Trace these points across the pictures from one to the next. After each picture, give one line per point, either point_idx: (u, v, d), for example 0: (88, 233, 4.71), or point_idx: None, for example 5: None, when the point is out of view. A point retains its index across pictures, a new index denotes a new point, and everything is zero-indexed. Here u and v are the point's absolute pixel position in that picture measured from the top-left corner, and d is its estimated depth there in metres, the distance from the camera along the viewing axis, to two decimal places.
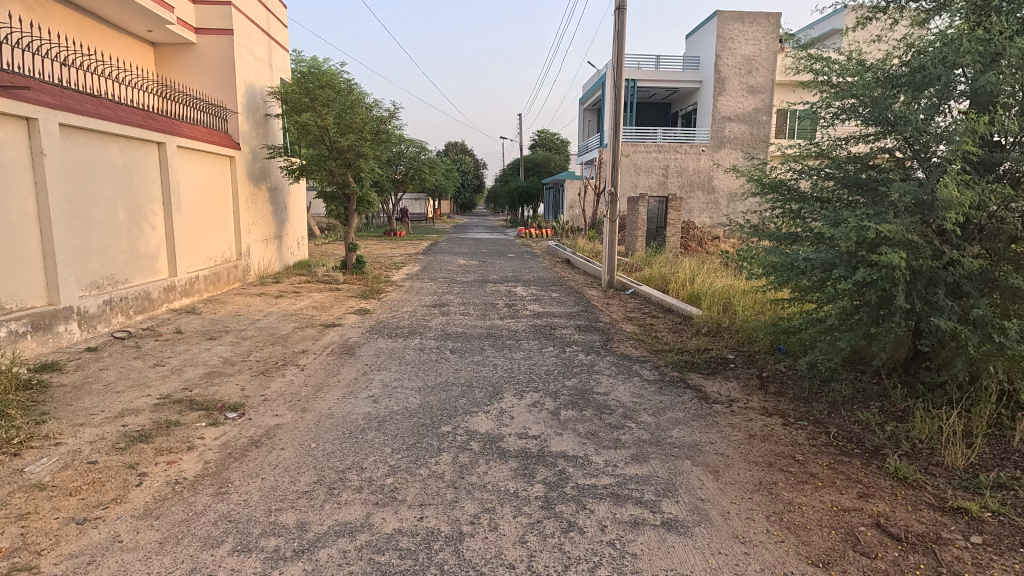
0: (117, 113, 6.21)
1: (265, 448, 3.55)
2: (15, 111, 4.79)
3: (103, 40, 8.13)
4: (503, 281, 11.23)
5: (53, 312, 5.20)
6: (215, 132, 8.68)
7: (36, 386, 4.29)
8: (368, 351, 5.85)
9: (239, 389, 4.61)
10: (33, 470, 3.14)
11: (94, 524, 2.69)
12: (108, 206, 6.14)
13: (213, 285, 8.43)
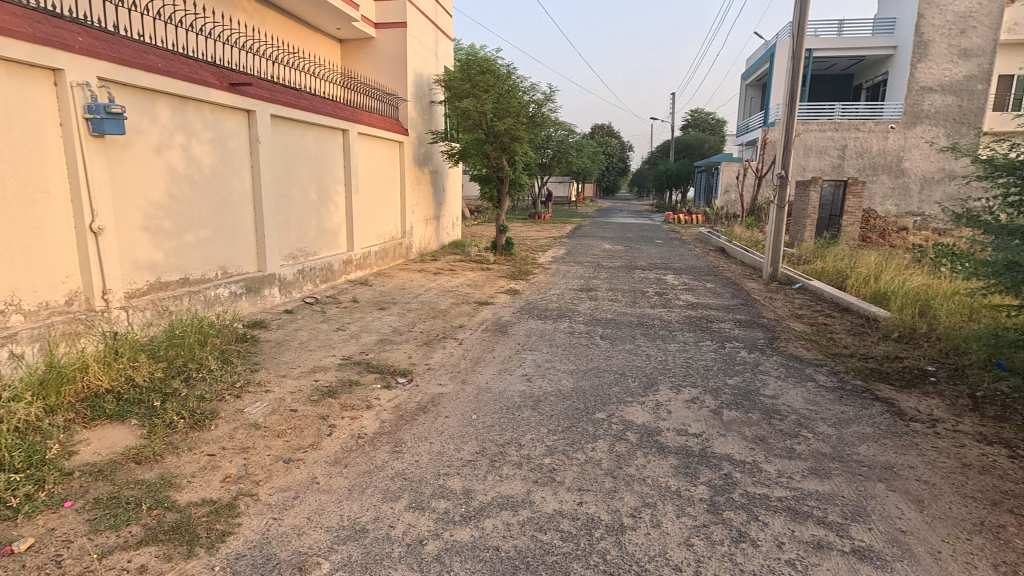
0: (313, 104, 6.99)
1: (431, 414, 3.80)
2: (239, 105, 5.60)
3: (303, 40, 9.15)
4: (652, 268, 10.82)
5: (261, 278, 6.08)
6: (388, 119, 9.42)
7: (249, 340, 5.06)
8: (520, 331, 5.99)
9: (407, 356, 5.00)
10: (251, 411, 3.71)
11: (297, 464, 3.09)
12: (304, 187, 6.97)
13: (381, 260, 9.26)
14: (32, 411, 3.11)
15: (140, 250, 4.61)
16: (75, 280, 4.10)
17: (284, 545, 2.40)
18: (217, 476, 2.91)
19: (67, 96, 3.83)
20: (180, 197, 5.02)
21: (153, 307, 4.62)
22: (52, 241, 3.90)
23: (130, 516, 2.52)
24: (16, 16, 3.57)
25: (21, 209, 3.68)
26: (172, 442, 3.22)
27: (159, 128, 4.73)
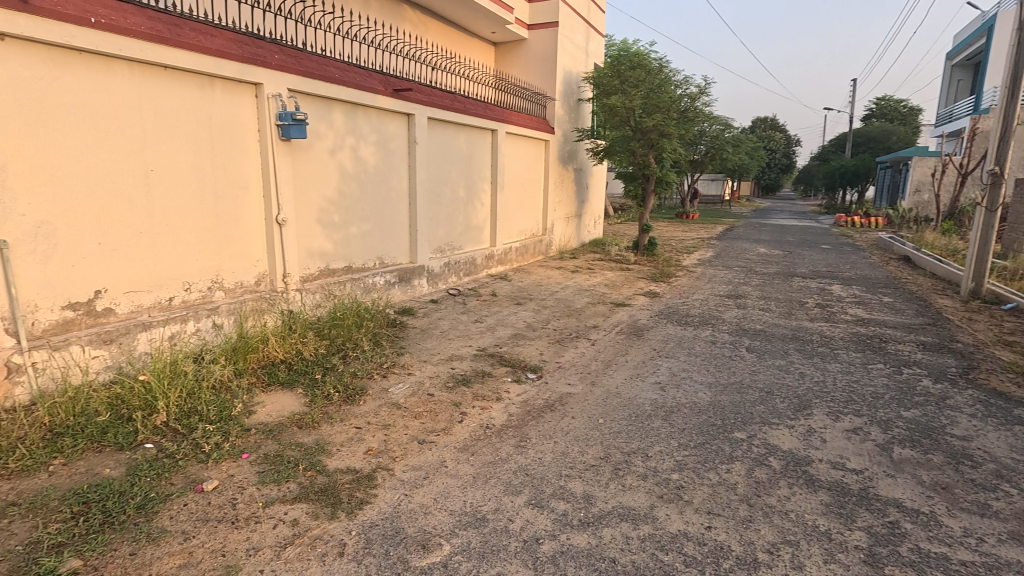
0: (466, 106, 7.36)
1: (558, 413, 3.80)
2: (401, 109, 6.08)
3: (461, 45, 9.63)
4: (815, 277, 9.69)
5: (412, 269, 6.57)
6: (535, 118, 9.60)
7: (398, 325, 5.50)
8: (657, 336, 5.74)
9: (539, 353, 5.06)
10: (394, 391, 4.03)
11: (429, 446, 3.29)
12: (454, 185, 7.39)
13: (522, 256, 9.50)
14: (225, 374, 3.74)
15: (314, 240, 5.24)
16: (263, 264, 4.80)
17: (412, 521, 2.57)
18: (361, 448, 3.21)
19: (264, 106, 4.48)
20: (347, 193, 5.61)
21: (322, 291, 5.24)
22: (248, 230, 4.61)
23: (290, 474, 2.89)
24: (231, 41, 4.25)
25: (227, 203, 4.39)
26: (327, 412, 3.62)
27: (334, 131, 5.32)
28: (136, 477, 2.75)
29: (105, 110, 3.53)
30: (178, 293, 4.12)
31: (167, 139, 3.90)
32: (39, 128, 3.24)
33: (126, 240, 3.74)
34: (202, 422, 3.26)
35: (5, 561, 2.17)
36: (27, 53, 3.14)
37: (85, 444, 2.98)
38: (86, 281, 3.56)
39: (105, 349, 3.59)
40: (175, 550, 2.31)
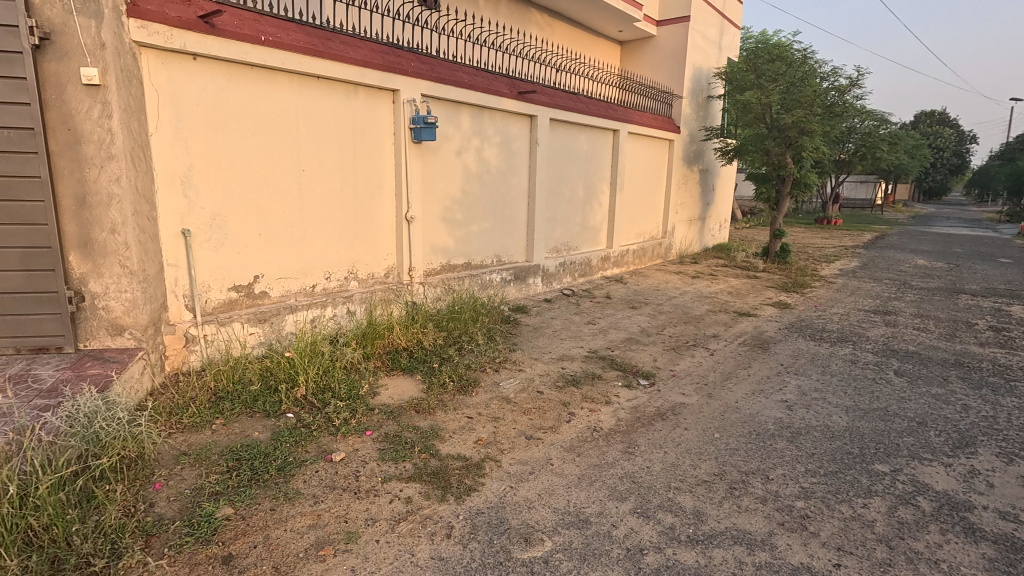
0: (589, 106, 7.31)
1: (670, 423, 3.65)
2: (524, 110, 6.20)
3: (586, 45, 9.59)
4: (989, 295, 8.32)
5: (528, 267, 6.69)
6: (660, 117, 9.28)
7: (512, 322, 5.63)
8: (785, 350, 5.29)
9: (652, 359, 4.90)
10: (505, 385, 4.13)
11: (536, 442, 3.33)
12: (572, 185, 7.39)
13: (639, 259, 9.26)
14: (355, 356, 4.09)
15: (438, 237, 5.53)
16: (392, 258, 5.17)
17: (516, 513, 2.62)
18: (471, 438, 3.33)
19: (400, 111, 4.81)
20: (470, 193, 5.85)
21: (442, 285, 5.52)
22: (381, 226, 4.99)
23: (406, 454, 3.09)
24: (374, 51, 4.62)
25: (364, 201, 4.79)
26: (442, 399, 3.81)
27: (460, 133, 5.56)
28: (279, 442, 3.11)
29: (268, 117, 4.02)
30: (319, 281, 4.57)
31: (317, 142, 4.35)
32: (218, 135, 3.77)
33: (281, 233, 4.23)
34: (334, 398, 3.60)
35: (176, 501, 2.56)
36: (212, 71, 3.67)
37: (241, 408, 3.43)
38: (248, 267, 4.08)
39: (259, 327, 4.10)
40: (307, 511, 2.58)
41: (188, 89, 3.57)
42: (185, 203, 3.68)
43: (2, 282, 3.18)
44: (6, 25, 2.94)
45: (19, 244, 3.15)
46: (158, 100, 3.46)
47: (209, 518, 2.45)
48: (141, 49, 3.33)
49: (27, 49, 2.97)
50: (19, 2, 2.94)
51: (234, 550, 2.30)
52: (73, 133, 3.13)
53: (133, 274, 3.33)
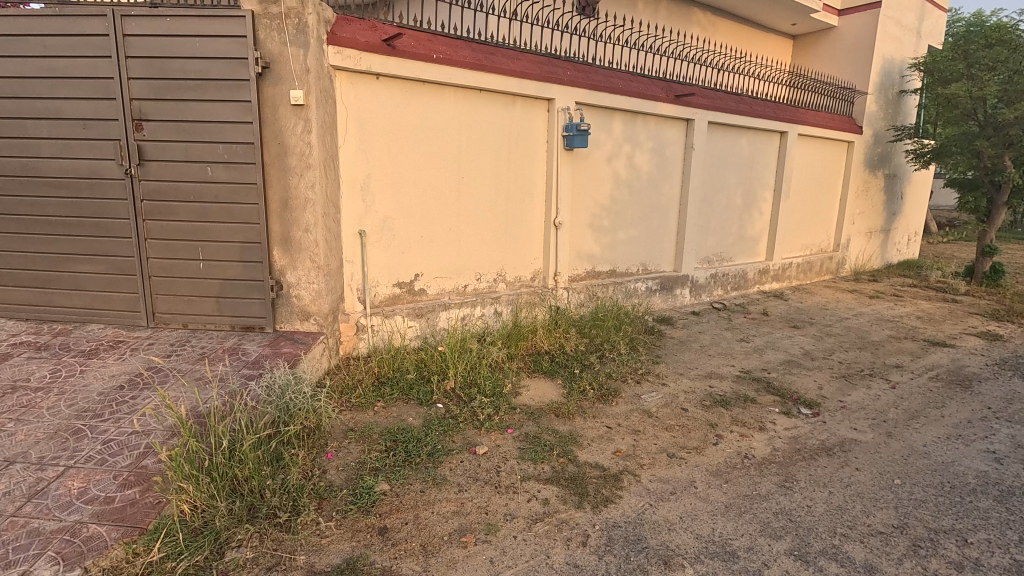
0: (753, 107, 6.80)
1: (837, 460, 3.24)
2: (681, 114, 5.96)
3: (753, 43, 8.93)
4: None
5: (675, 277, 6.41)
6: (838, 117, 8.31)
7: (656, 333, 5.43)
8: (994, 391, 4.40)
9: (816, 386, 4.39)
10: (646, 399, 4.00)
11: (679, 462, 3.17)
12: (730, 192, 6.92)
13: (804, 274, 8.38)
14: (500, 355, 4.26)
15: (585, 244, 5.54)
16: (539, 263, 5.29)
17: (656, 533, 2.52)
18: (610, 448, 3.28)
19: (554, 119, 4.91)
20: (620, 200, 5.76)
21: (586, 291, 5.52)
22: (530, 232, 5.14)
23: (545, 456, 3.13)
24: (532, 62, 4.77)
25: (515, 207, 4.97)
26: (582, 406, 3.81)
27: (613, 140, 5.51)
28: (430, 429, 3.35)
29: (435, 128, 4.35)
30: (471, 282, 4.84)
31: (476, 151, 4.61)
32: (392, 145, 4.17)
33: (439, 235, 4.56)
34: (479, 394, 3.78)
35: (344, 471, 2.89)
36: (391, 88, 4.08)
37: (398, 394, 3.76)
38: (410, 266, 4.46)
39: (417, 321, 4.46)
40: (452, 497, 2.74)
41: (370, 106, 4.02)
42: (363, 206, 4.13)
43: (225, 270, 3.83)
44: (240, 57, 3.55)
45: (238, 239, 3.79)
46: (347, 116, 3.93)
47: (370, 491, 2.72)
48: (336, 72, 3.82)
49: (253, 77, 3.56)
50: (249, 38, 3.54)
51: (389, 524, 2.53)
52: (282, 147, 3.69)
53: (320, 268, 3.82)
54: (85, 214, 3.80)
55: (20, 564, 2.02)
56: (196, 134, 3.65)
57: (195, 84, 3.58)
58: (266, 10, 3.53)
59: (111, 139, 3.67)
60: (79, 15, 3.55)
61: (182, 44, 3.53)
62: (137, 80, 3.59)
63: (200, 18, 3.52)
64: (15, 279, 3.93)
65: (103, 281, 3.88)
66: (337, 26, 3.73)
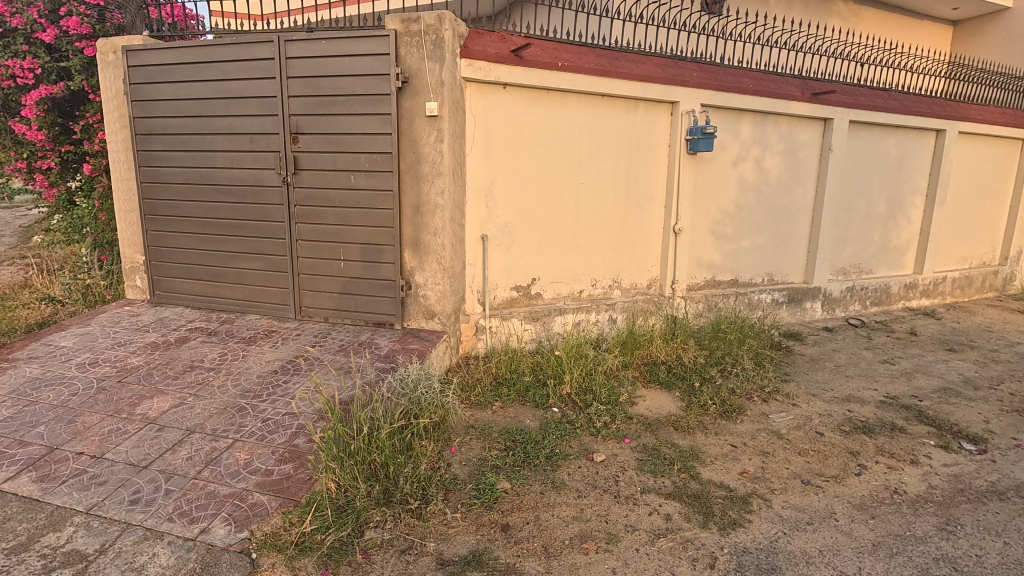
0: (904, 103, 6.12)
1: (1013, 507, 2.81)
2: (817, 114, 5.52)
3: (903, 32, 8.04)
4: None
5: (805, 290, 5.94)
6: (1011, 111, 7.23)
7: (784, 349, 5.06)
8: None
9: (981, 419, 3.84)
10: (775, 419, 3.74)
11: (815, 490, 2.92)
12: (872, 197, 6.28)
13: (961, 290, 7.38)
14: (615, 363, 4.21)
15: (705, 251, 5.30)
16: (656, 270, 5.14)
17: (792, 565, 2.35)
18: (735, 468, 3.11)
19: (678, 122, 4.75)
20: (745, 205, 5.45)
21: (705, 301, 5.29)
22: (647, 238, 5.01)
23: (665, 470, 3.04)
24: (657, 65, 4.68)
25: (634, 212, 4.88)
26: (703, 421, 3.64)
27: (740, 142, 5.24)
28: (547, 432, 3.38)
29: (558, 134, 4.41)
30: (586, 287, 4.83)
31: (596, 156, 4.59)
32: (515, 152, 4.29)
33: (557, 240, 4.60)
34: (595, 400, 3.75)
35: (467, 466, 3.02)
36: (517, 96, 4.20)
37: (515, 395, 3.84)
38: (527, 270, 4.55)
39: (533, 324, 4.53)
40: (571, 502, 2.75)
41: (497, 114, 4.16)
42: (486, 211, 4.29)
43: (361, 270, 4.16)
44: (382, 74, 3.84)
45: (374, 241, 4.09)
46: (475, 124, 4.11)
47: (492, 488, 2.80)
48: (467, 83, 4.01)
49: (394, 91, 3.84)
50: (392, 56, 3.81)
51: (511, 521, 2.59)
52: (416, 156, 3.93)
53: (445, 270, 4.02)
54: (249, 217, 4.31)
55: (202, 521, 2.38)
56: (343, 145, 4.00)
57: (343, 100, 3.93)
58: (408, 28, 3.79)
59: (272, 151, 4.13)
60: (252, 43, 4.05)
61: (334, 64, 3.90)
62: (296, 97, 4.02)
63: (350, 39, 3.86)
64: (192, 273, 4.55)
65: (260, 276, 4.37)
66: (469, 40, 3.92)
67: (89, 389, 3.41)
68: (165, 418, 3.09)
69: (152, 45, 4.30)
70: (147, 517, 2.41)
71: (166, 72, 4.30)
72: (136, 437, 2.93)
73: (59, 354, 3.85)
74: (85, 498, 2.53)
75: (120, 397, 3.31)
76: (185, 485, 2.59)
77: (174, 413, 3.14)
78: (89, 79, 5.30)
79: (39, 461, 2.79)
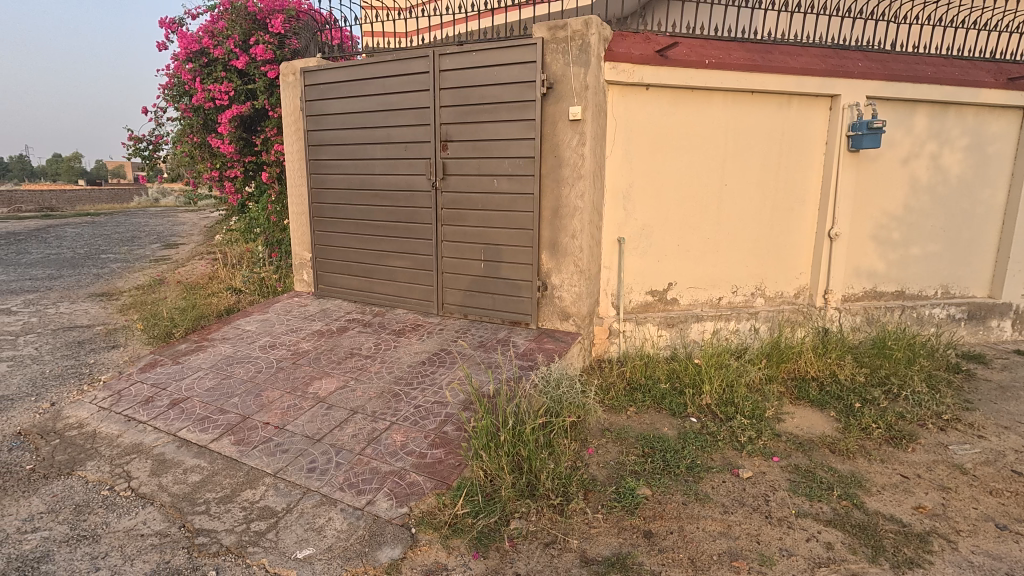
0: None
1: None
2: (1015, 101, 4.76)
3: None
4: None
5: (991, 306, 5.14)
6: None
7: (963, 373, 4.42)
8: None
9: None
10: (957, 451, 3.29)
11: (1015, 537, 2.52)
12: None
13: None
14: (759, 376, 3.95)
15: (865, 259, 4.80)
16: (805, 277, 4.75)
17: None
18: (909, 501, 2.78)
19: (839, 118, 4.35)
20: (917, 208, 4.84)
21: (863, 314, 4.78)
22: (796, 243, 4.65)
23: (823, 495, 2.80)
24: (815, 57, 4.34)
25: (783, 216, 4.55)
26: (865, 447, 3.30)
27: (912, 137, 4.67)
28: (687, 442, 3.27)
29: (702, 135, 4.25)
30: (726, 295, 4.59)
31: (743, 156, 4.36)
32: (656, 153, 4.21)
33: (696, 245, 4.44)
34: (738, 413, 3.56)
35: (605, 468, 3.03)
36: (660, 97, 4.12)
37: (651, 402, 3.76)
38: (664, 275, 4.44)
39: (668, 330, 4.44)
40: (717, 517, 2.64)
41: (638, 116, 4.12)
42: (623, 214, 4.26)
43: (500, 270, 4.33)
44: (528, 81, 3.98)
45: (514, 243, 4.24)
46: (616, 127, 4.11)
47: (632, 493, 2.77)
48: (609, 86, 4.02)
49: (539, 97, 3.95)
50: (538, 63, 3.93)
51: (653, 529, 2.55)
52: (558, 159, 4.01)
53: (582, 272, 4.06)
54: (400, 219, 4.68)
55: (368, 493, 2.64)
56: (488, 151, 4.19)
57: (490, 107, 4.13)
58: (554, 35, 3.89)
59: (424, 158, 4.45)
60: (409, 58, 4.39)
61: (483, 74, 4.11)
62: (447, 107, 4.29)
63: (499, 49, 4.05)
64: (350, 269, 5.04)
65: (408, 274, 4.73)
66: (613, 43, 3.93)
67: (271, 367, 3.92)
68: (332, 398, 3.46)
69: (326, 65, 4.84)
70: (323, 484, 2.72)
71: (335, 90, 4.81)
72: (310, 413, 3.31)
73: (246, 336, 4.47)
74: (272, 462, 2.91)
75: (295, 377, 3.76)
76: (352, 459, 2.88)
77: (339, 394, 3.50)
78: (270, 99, 6.02)
79: (236, 426, 3.26)
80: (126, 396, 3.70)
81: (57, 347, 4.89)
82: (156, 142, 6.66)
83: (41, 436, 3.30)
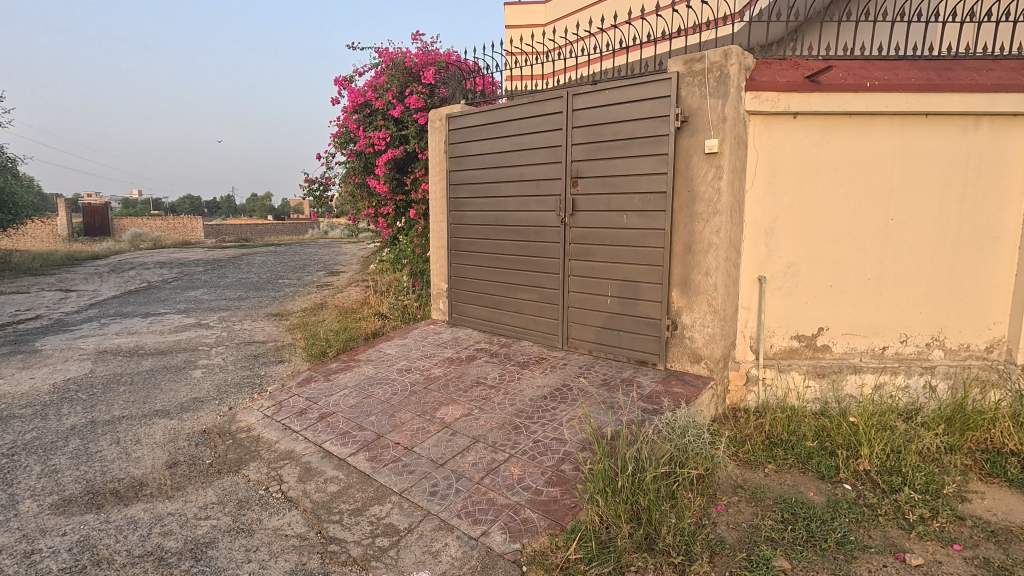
0: None
1: None
2: None
3: None
4: None
5: None
6: None
7: None
8: None
9: None
10: None
11: None
12: None
13: None
14: (936, 444, 3.34)
15: None
16: (1001, 328, 3.96)
17: None
18: None
19: None
20: None
21: None
22: (988, 287, 3.90)
23: None
24: (1012, 71, 3.72)
25: (969, 254, 3.87)
26: None
27: None
28: (837, 512, 2.86)
29: (860, 165, 3.82)
30: (893, 344, 3.99)
31: (914, 187, 3.82)
32: (805, 186, 3.86)
33: (855, 285, 3.94)
34: (906, 485, 3.03)
35: (735, 530, 2.75)
36: (810, 126, 3.79)
37: (793, 460, 3.36)
38: (814, 318, 4.00)
39: (818, 381, 3.97)
40: None
41: (784, 147, 3.83)
42: (765, 251, 3.96)
43: (628, 306, 4.23)
44: (661, 115, 3.91)
45: (643, 279, 4.12)
46: (758, 160, 3.87)
47: (766, 562, 2.46)
48: (750, 117, 3.81)
49: (672, 131, 3.85)
50: (672, 97, 3.85)
51: None
52: (692, 195, 3.85)
53: (716, 312, 3.80)
54: (530, 254, 4.81)
55: (483, 524, 2.67)
56: (618, 186, 4.17)
57: (622, 143, 4.12)
58: (690, 68, 3.79)
59: (555, 195, 4.56)
60: (544, 100, 4.57)
61: (615, 111, 4.13)
62: (578, 145, 4.37)
63: (632, 86, 4.05)
64: (481, 301, 5.27)
65: (536, 307, 4.81)
66: (756, 72, 3.75)
67: (405, 390, 4.19)
68: (457, 424, 3.60)
69: (468, 111, 5.22)
70: (442, 509, 2.81)
71: (475, 133, 5.15)
72: (436, 437, 3.47)
73: (386, 359, 4.85)
74: (399, 481, 3.09)
75: (426, 401, 3.97)
76: (471, 488, 2.95)
77: (464, 421, 3.63)
78: (420, 142, 6.62)
79: (371, 443, 3.52)
80: (285, 406, 4.20)
81: (239, 359, 5.71)
82: (326, 183, 7.64)
83: (219, 436, 3.86)
